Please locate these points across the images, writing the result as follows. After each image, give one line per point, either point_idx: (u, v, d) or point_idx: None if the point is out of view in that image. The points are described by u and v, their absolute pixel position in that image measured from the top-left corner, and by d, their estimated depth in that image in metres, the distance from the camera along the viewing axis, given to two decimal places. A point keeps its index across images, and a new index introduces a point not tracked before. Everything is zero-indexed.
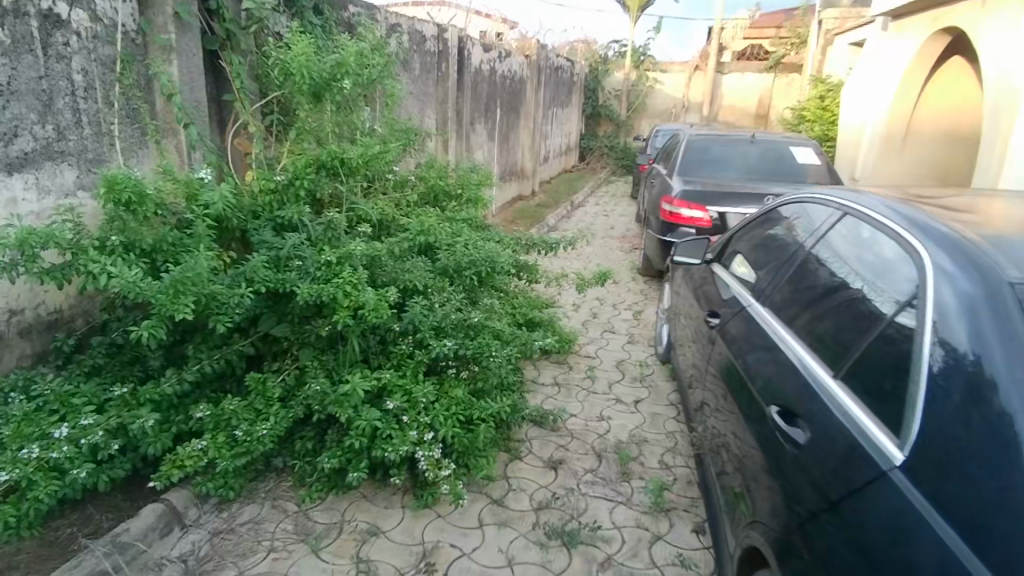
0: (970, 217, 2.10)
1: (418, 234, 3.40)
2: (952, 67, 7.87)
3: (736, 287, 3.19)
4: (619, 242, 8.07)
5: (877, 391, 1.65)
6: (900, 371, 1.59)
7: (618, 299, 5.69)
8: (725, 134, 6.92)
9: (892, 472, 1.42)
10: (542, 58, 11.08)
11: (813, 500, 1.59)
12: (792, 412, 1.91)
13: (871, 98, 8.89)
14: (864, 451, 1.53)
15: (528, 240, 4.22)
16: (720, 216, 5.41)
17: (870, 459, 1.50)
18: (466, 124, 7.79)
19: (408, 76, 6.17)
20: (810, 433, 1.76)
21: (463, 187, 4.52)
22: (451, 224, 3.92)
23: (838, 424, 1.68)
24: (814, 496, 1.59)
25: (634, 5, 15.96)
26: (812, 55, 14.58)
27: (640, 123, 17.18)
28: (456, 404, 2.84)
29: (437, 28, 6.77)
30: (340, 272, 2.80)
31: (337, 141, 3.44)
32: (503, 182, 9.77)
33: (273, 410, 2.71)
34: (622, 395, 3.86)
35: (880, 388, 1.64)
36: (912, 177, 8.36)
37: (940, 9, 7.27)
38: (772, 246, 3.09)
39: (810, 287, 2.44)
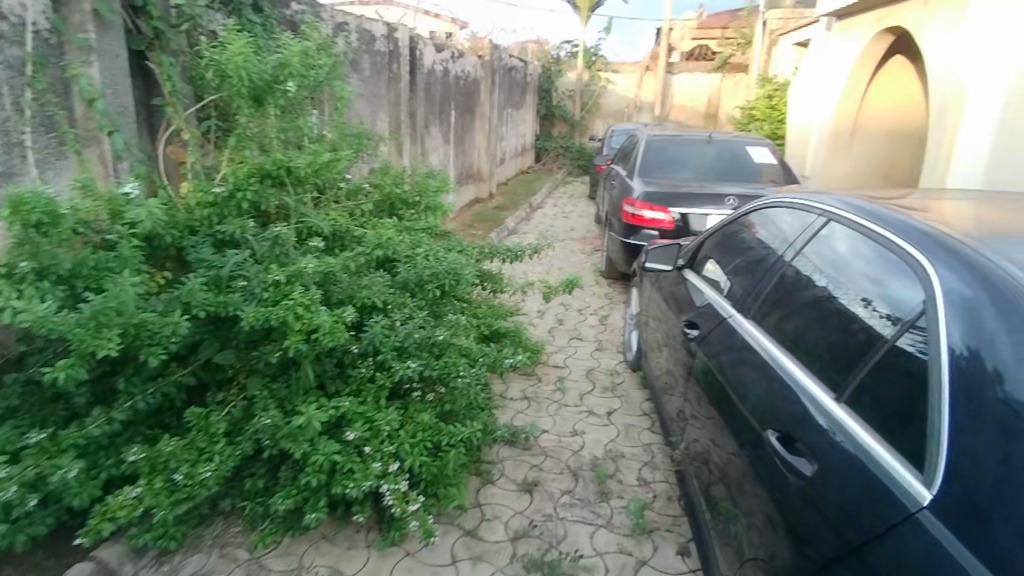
0: (924, 216, 2.05)
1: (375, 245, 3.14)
2: (895, 66, 8.11)
3: (710, 293, 3.08)
4: (580, 245, 7.99)
5: (896, 420, 1.55)
6: (910, 387, 1.54)
7: (583, 304, 5.58)
8: (682, 134, 6.91)
9: (921, 511, 1.32)
10: (495, 58, 10.93)
11: (830, 542, 1.48)
12: (793, 439, 1.81)
13: (818, 97, 9.09)
14: (888, 487, 1.43)
15: (492, 249, 4.05)
16: (683, 217, 5.35)
17: (894, 497, 1.40)
18: (420, 126, 7.54)
19: (356, 77, 5.89)
20: (819, 465, 1.66)
21: (421, 195, 4.30)
22: (406, 234, 3.70)
23: (852, 456, 1.58)
24: (833, 538, 1.48)
25: (584, 5, 15.98)
26: (758, 55, 14.92)
27: (594, 123, 17.24)
28: (422, 431, 2.64)
29: (387, 28, 6.50)
30: (290, 292, 2.54)
31: (283, 147, 3.18)
32: (459, 185, 9.56)
33: (217, 448, 2.43)
34: (594, 407, 3.74)
35: (901, 415, 1.53)
36: (860, 176, 8.60)
37: (884, 10, 7.47)
38: (743, 250, 2.98)
39: (797, 298, 2.33)
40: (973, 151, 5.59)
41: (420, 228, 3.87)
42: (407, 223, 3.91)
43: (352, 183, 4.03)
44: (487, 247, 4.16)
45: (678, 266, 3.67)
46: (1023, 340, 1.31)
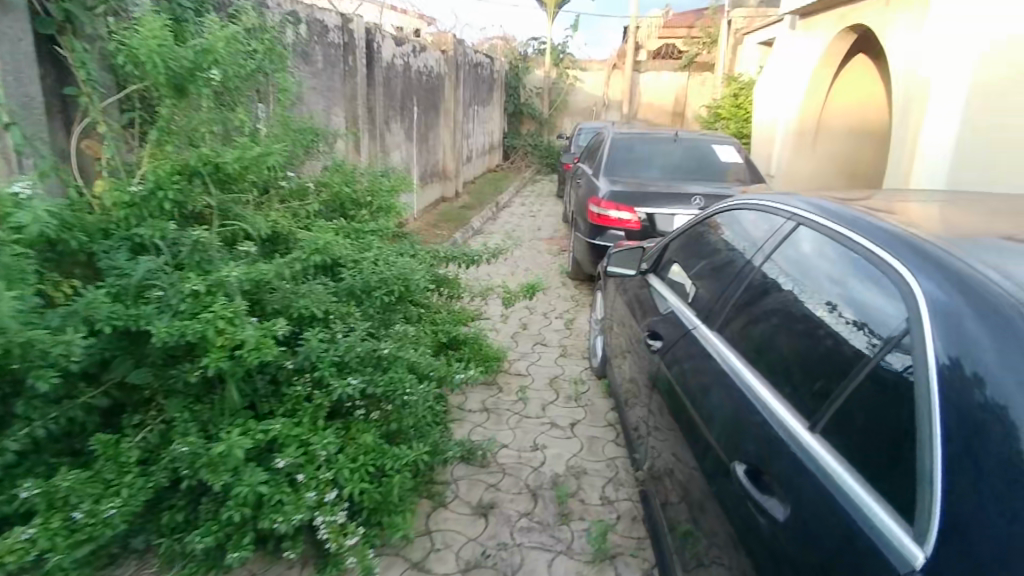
0: (891, 219, 1.89)
1: (318, 249, 2.86)
2: (857, 65, 8.12)
3: (675, 299, 2.92)
4: (547, 245, 7.82)
5: (877, 452, 1.38)
6: (889, 406, 1.39)
7: (548, 307, 5.40)
8: (650, 132, 6.77)
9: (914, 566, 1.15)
10: (458, 54, 10.68)
11: None
12: (762, 474, 1.64)
13: (783, 95, 9.08)
14: (869, 537, 1.27)
15: (442, 254, 3.79)
16: (649, 217, 5.20)
17: (876, 550, 1.24)
18: (379, 123, 7.26)
19: (307, 70, 5.59)
20: (791, 509, 1.49)
21: (372, 194, 4.04)
22: (352, 238, 3.44)
23: (827, 497, 1.42)
24: None
25: (551, 2, 15.84)
26: (723, 54, 14.98)
27: (562, 121, 17.12)
28: (364, 454, 2.40)
29: (342, 18, 6.21)
30: (212, 303, 2.26)
31: (215, 142, 2.92)
32: (423, 184, 9.30)
33: (126, 480, 2.14)
34: (557, 419, 3.55)
35: (884, 445, 1.37)
36: (823, 175, 8.63)
37: (846, 8, 7.46)
38: (709, 254, 2.82)
39: (763, 306, 2.17)
40: (937, 149, 5.58)
41: (371, 231, 3.62)
42: (356, 225, 3.66)
43: (297, 182, 3.75)
44: (443, 251, 3.94)
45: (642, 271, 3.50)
46: (1008, 344, 1.18)
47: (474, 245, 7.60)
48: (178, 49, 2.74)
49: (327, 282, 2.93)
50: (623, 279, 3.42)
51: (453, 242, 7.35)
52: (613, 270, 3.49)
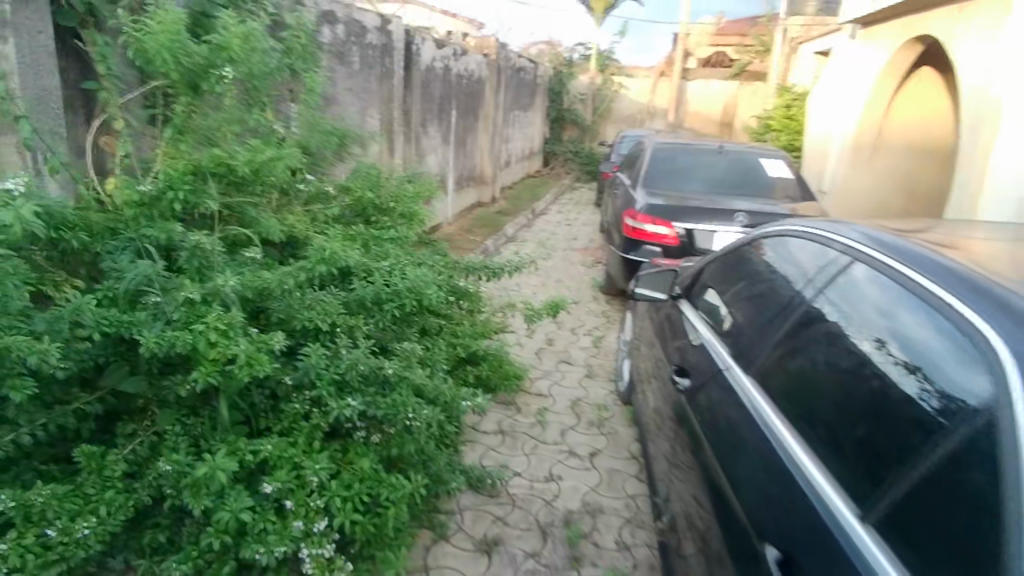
0: (961, 260, 1.63)
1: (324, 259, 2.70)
2: (923, 77, 7.59)
3: (707, 330, 2.67)
4: (581, 256, 7.58)
5: (946, 539, 1.21)
6: (959, 471, 1.26)
7: (577, 323, 5.17)
8: (693, 143, 6.47)
9: None
10: (501, 58, 10.55)
11: None
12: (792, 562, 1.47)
13: (840, 107, 8.60)
14: None
15: (464, 264, 3.74)
16: (687, 233, 4.92)
17: None
18: (415, 125, 7.16)
19: (342, 70, 5.52)
20: None
21: (395, 199, 3.90)
22: (366, 249, 3.29)
23: None
24: None
25: (598, 7, 15.58)
26: (776, 63, 14.41)
27: (605, 128, 16.80)
28: (359, 481, 2.22)
29: (381, 19, 6.13)
30: (205, 313, 2.13)
31: (234, 142, 2.85)
32: (458, 188, 9.18)
33: (106, 497, 2.01)
34: (575, 446, 3.33)
35: (952, 528, 1.21)
36: (879, 195, 8.12)
37: (912, 17, 6.98)
38: (746, 283, 2.57)
39: (807, 351, 1.92)
40: (1008, 172, 5.09)
41: (391, 240, 3.47)
42: (374, 231, 3.52)
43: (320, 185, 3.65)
44: (464, 263, 3.78)
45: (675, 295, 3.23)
46: None
47: (505, 253, 7.43)
48: (191, 43, 2.69)
49: (335, 292, 2.78)
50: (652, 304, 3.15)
51: (483, 249, 7.18)
52: (642, 291, 3.23)
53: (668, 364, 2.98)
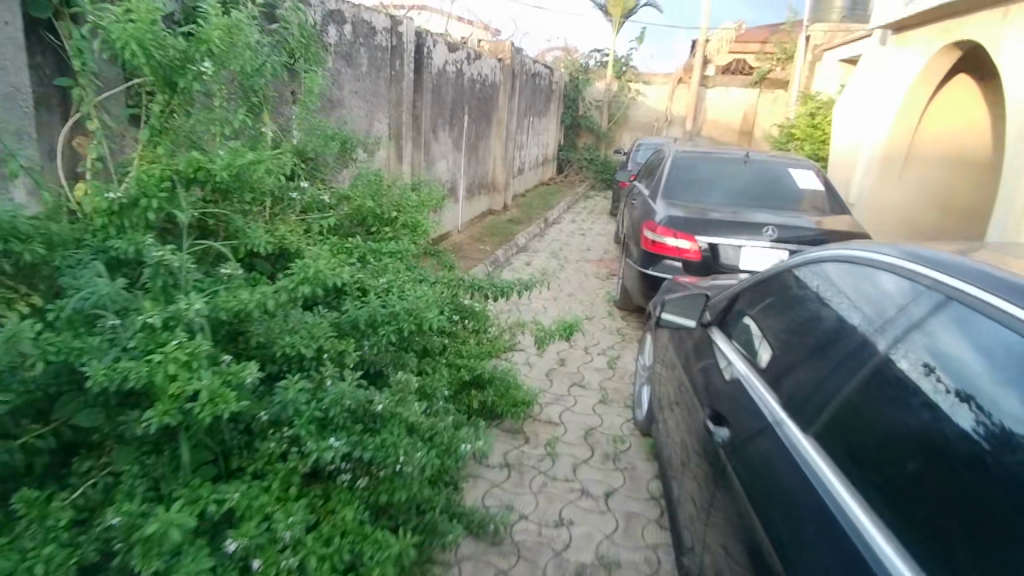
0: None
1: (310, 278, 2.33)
2: (959, 84, 7.23)
3: (743, 364, 2.32)
4: (595, 268, 7.26)
5: None
6: None
7: (591, 341, 4.86)
8: (716, 152, 6.14)
9: None
10: (516, 63, 10.30)
11: None
12: None
13: (868, 115, 8.24)
14: None
15: (467, 282, 3.46)
16: (711, 247, 4.59)
17: None
18: (425, 131, 6.91)
19: (348, 72, 5.28)
20: None
21: (398, 208, 3.63)
22: (361, 265, 2.99)
23: None
24: None
25: (616, 12, 15.30)
26: (799, 70, 14.03)
27: (621, 136, 16.48)
28: (341, 535, 1.92)
29: (391, 20, 5.89)
30: (166, 341, 1.85)
31: (224, 143, 2.57)
32: (469, 196, 8.92)
33: (38, 553, 1.69)
34: (589, 484, 3.02)
35: None
36: (910, 207, 7.71)
37: (952, 21, 6.60)
38: (788, 311, 2.24)
39: (873, 398, 1.59)
40: None
41: (391, 254, 3.19)
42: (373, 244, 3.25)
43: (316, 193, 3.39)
44: (469, 280, 3.49)
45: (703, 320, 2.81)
46: None
47: (516, 264, 7.15)
48: (167, 34, 2.40)
49: (324, 313, 2.49)
50: (677, 331, 2.81)
51: (494, 260, 6.90)
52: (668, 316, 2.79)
53: (691, 399, 2.66)
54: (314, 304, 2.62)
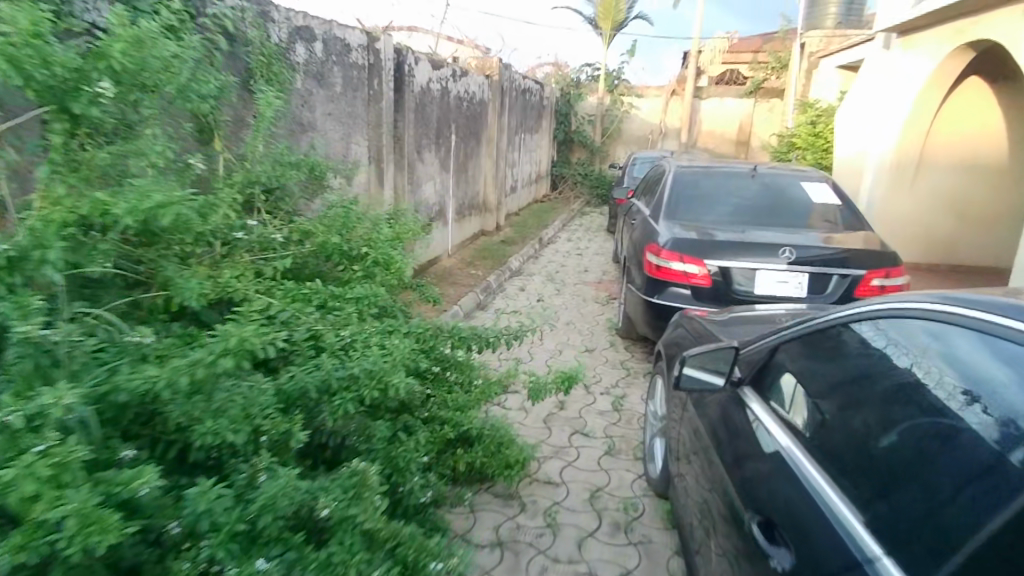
0: None
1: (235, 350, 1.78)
2: (971, 87, 6.95)
3: (790, 436, 1.82)
4: (595, 291, 6.81)
5: None
6: None
7: (593, 379, 4.39)
8: (720, 166, 5.74)
9: None
10: (505, 79, 9.94)
11: None
12: None
13: (875, 122, 7.86)
14: None
15: (453, 331, 2.98)
16: (721, 271, 4.15)
17: None
18: (408, 152, 6.49)
19: (320, 93, 4.87)
20: None
21: (368, 244, 3.16)
22: (315, 315, 2.49)
23: None
24: None
25: (606, 26, 15.06)
26: (795, 78, 13.76)
27: (615, 150, 16.15)
28: None
29: (368, 36, 5.49)
30: (29, 449, 1.40)
31: (157, 181, 2.20)
32: (459, 218, 8.51)
33: None
34: (597, 566, 2.54)
35: None
36: (924, 213, 7.36)
37: (964, 20, 6.25)
38: (850, 370, 1.74)
39: (1017, 525, 1.10)
40: None
41: (358, 304, 2.70)
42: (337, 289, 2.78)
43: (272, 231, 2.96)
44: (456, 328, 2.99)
45: (733, 381, 2.22)
46: None
47: (510, 290, 6.70)
48: (57, 49, 2.02)
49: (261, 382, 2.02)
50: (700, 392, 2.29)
51: (485, 287, 6.45)
52: (691, 380, 2.21)
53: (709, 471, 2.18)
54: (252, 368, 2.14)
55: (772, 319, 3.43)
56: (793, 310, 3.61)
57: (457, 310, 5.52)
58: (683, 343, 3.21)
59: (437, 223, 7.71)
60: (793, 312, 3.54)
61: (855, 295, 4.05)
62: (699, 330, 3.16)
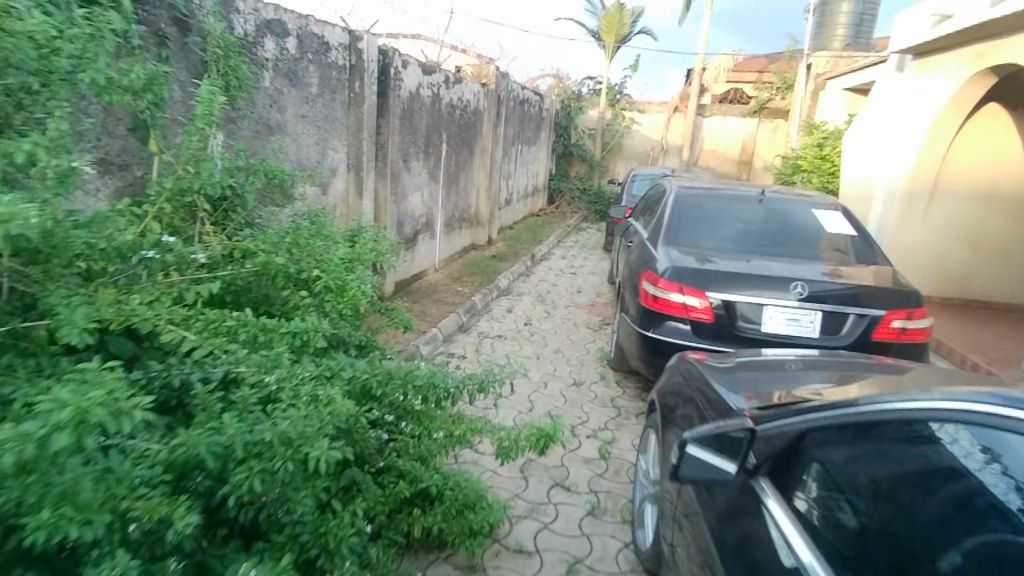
0: None
1: (78, 423, 1.30)
2: (989, 113, 6.66)
3: (817, 553, 1.41)
4: (588, 315, 6.37)
5: None
6: None
7: (579, 419, 3.95)
8: (726, 189, 5.33)
9: None
10: (502, 88, 9.55)
11: None
12: None
13: (885, 146, 7.52)
14: None
15: (407, 379, 2.31)
16: (724, 305, 3.73)
17: None
18: (393, 161, 6.08)
19: (291, 93, 4.45)
20: None
21: (320, 266, 2.71)
22: (236, 358, 2.03)
23: None
24: None
25: (609, 39, 14.74)
26: (800, 100, 13.44)
27: (615, 165, 15.78)
28: None
29: (350, 34, 5.07)
30: None
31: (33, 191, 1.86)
32: (447, 232, 8.09)
33: None
34: None
35: None
36: (935, 243, 6.98)
37: (984, 43, 5.93)
38: (912, 471, 1.36)
39: None
40: None
41: (294, 341, 2.24)
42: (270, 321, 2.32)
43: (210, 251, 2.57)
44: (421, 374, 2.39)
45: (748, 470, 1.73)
46: None
47: (497, 311, 6.26)
48: None
49: (142, 452, 1.60)
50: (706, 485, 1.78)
51: (469, 307, 6.01)
52: (699, 462, 1.75)
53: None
54: (138, 430, 1.70)
55: (783, 366, 3.12)
56: (802, 355, 3.32)
57: (436, 334, 5.07)
58: (682, 395, 2.71)
59: (424, 236, 7.29)
60: (802, 359, 3.25)
61: (874, 338, 3.63)
62: (700, 381, 2.67)
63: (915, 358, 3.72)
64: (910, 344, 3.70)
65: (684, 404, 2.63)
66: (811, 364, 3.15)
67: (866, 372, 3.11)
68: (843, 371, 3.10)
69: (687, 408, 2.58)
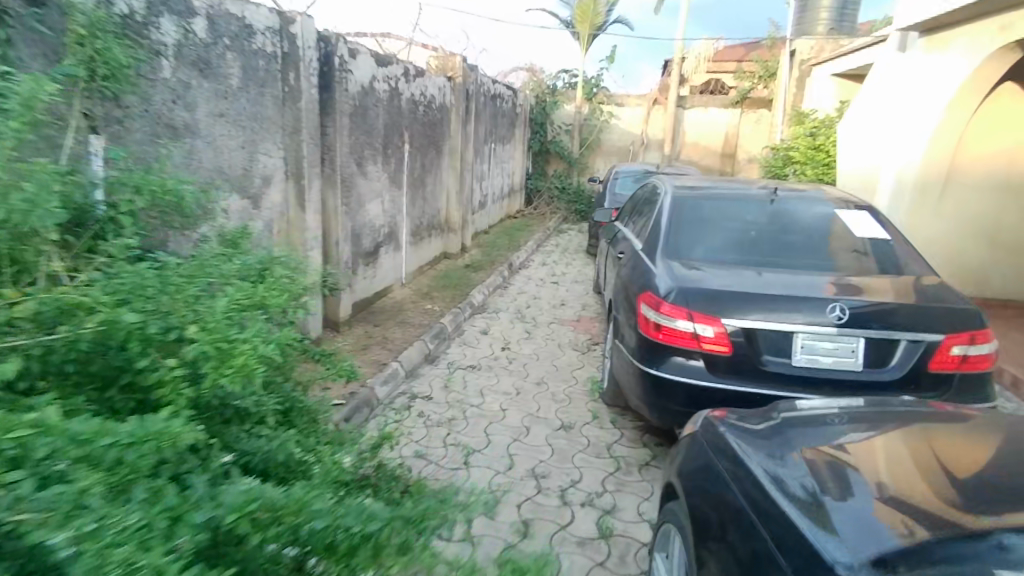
0: None
1: None
2: (1007, 92, 6.16)
3: None
4: (574, 333, 5.63)
5: None
6: None
7: (570, 478, 3.21)
8: (731, 189, 4.61)
9: None
10: (472, 82, 8.77)
11: None
12: None
13: (891, 131, 6.90)
14: None
15: (303, 507, 1.45)
16: (746, 335, 3.02)
17: None
18: (344, 166, 5.28)
19: (202, 86, 3.62)
20: None
21: (199, 319, 1.89)
22: (15, 495, 1.20)
23: None
24: None
25: (583, 28, 14.04)
26: (785, 89, 12.87)
27: (594, 161, 15.08)
28: None
29: (280, 16, 4.25)
30: None
31: None
32: (414, 242, 7.30)
33: None
34: None
35: None
36: (953, 236, 6.42)
37: (1008, 15, 5.34)
38: None
39: None
40: None
41: (139, 455, 1.45)
42: (98, 421, 1.49)
43: (30, 299, 1.77)
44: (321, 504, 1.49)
45: None
46: None
47: (470, 334, 5.50)
48: None
49: None
50: None
51: (438, 331, 5.24)
52: None
53: None
54: None
55: (824, 420, 2.42)
56: (844, 405, 2.61)
57: (396, 369, 4.29)
58: (724, 504, 2.03)
59: (387, 249, 6.48)
60: (845, 410, 2.54)
61: (930, 368, 2.98)
62: (750, 487, 1.97)
63: (977, 391, 3.07)
64: (972, 375, 3.04)
65: (728, 521, 1.94)
66: (857, 417, 2.45)
67: (938, 421, 2.43)
68: (906, 421, 2.40)
69: (732, 529, 1.90)
